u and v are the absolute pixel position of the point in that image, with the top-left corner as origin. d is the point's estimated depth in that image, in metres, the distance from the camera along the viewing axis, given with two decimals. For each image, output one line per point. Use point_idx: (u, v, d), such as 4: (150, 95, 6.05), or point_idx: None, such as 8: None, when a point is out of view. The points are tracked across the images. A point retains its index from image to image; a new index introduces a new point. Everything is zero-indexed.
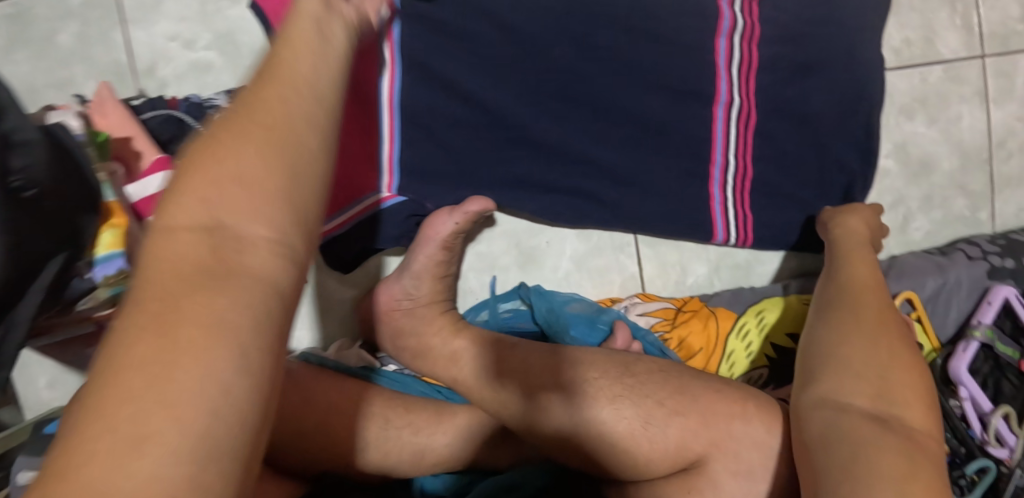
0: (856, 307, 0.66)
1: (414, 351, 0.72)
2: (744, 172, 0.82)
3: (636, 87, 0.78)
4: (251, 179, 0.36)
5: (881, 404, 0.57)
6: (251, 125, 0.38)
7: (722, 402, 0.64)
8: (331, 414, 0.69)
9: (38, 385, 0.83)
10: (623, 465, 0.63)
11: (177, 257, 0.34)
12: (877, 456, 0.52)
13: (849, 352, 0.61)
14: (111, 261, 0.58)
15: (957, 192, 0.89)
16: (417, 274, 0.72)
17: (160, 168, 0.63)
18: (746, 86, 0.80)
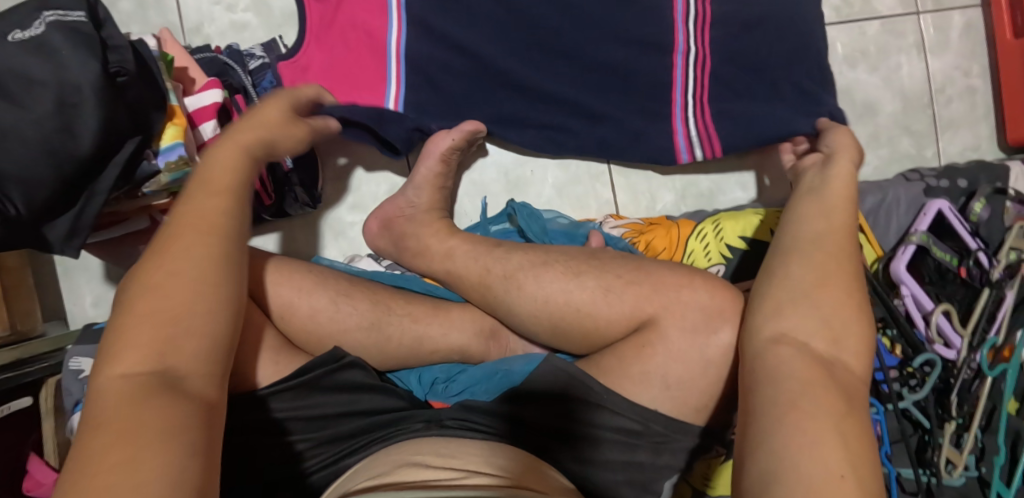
0: (828, 218, 0.69)
1: (414, 251, 0.85)
2: (703, 108, 0.91)
3: (604, 39, 0.91)
4: (177, 309, 0.53)
5: (834, 349, 0.60)
6: (164, 274, 0.54)
7: (672, 275, 0.77)
8: (341, 295, 0.82)
9: (83, 303, 0.95)
10: (588, 328, 0.77)
11: (126, 381, 0.49)
12: (802, 371, 0.58)
13: (817, 250, 0.65)
14: (172, 150, 0.72)
15: (903, 133, 1.00)
16: (419, 183, 0.86)
17: (214, 85, 0.78)
18: (702, 36, 0.91)
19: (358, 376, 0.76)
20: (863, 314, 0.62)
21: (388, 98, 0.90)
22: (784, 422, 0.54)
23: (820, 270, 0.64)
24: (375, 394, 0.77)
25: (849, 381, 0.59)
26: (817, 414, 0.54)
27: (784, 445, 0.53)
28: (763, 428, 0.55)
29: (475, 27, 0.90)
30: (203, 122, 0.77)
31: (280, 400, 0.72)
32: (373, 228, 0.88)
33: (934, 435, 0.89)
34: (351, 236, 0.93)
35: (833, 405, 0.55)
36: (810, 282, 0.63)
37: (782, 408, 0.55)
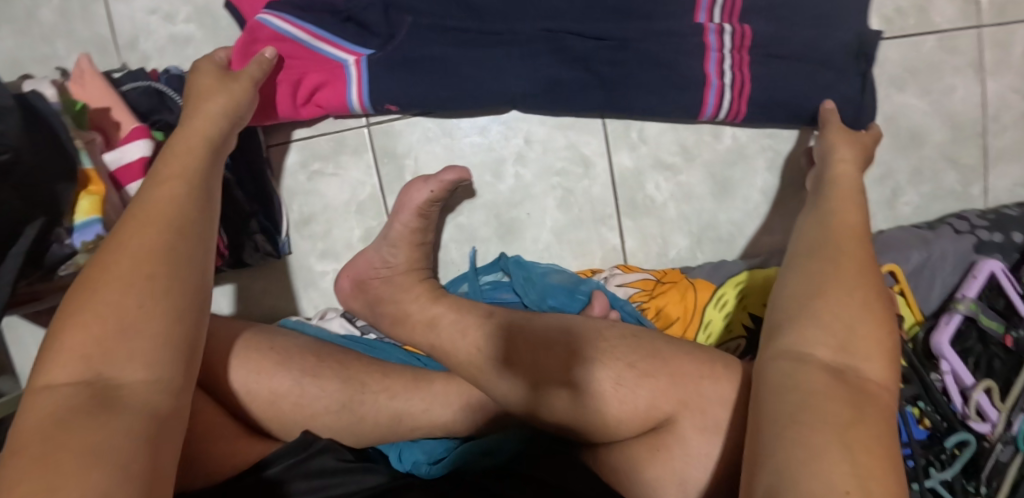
0: (835, 230, 0.60)
1: (393, 317, 0.74)
2: (742, 80, 0.73)
3: (628, 54, 0.73)
4: (113, 313, 0.45)
5: (842, 358, 0.50)
6: (98, 267, 0.47)
7: (692, 363, 0.65)
8: (306, 374, 0.70)
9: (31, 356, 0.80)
10: (598, 425, 0.64)
11: (55, 395, 0.42)
12: (804, 378, 0.49)
13: (827, 263, 0.56)
14: (89, 227, 0.60)
15: (948, 166, 0.88)
16: (394, 241, 0.74)
17: (139, 135, 0.65)
18: (740, 45, 0.73)
19: (330, 463, 0.64)
20: (884, 336, 0.53)
21: (351, 87, 0.72)
22: (801, 441, 0.45)
23: (819, 282, 0.55)
24: (349, 477, 0.64)
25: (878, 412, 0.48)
26: (833, 447, 0.44)
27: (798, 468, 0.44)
28: (771, 441, 0.46)
29: (438, 34, 0.73)
30: (129, 182, 0.65)
31: (265, 471, 0.62)
32: (344, 287, 0.76)
33: None
34: (323, 287, 0.81)
35: (846, 430, 0.46)
36: (810, 296, 0.54)
37: (781, 422, 0.46)
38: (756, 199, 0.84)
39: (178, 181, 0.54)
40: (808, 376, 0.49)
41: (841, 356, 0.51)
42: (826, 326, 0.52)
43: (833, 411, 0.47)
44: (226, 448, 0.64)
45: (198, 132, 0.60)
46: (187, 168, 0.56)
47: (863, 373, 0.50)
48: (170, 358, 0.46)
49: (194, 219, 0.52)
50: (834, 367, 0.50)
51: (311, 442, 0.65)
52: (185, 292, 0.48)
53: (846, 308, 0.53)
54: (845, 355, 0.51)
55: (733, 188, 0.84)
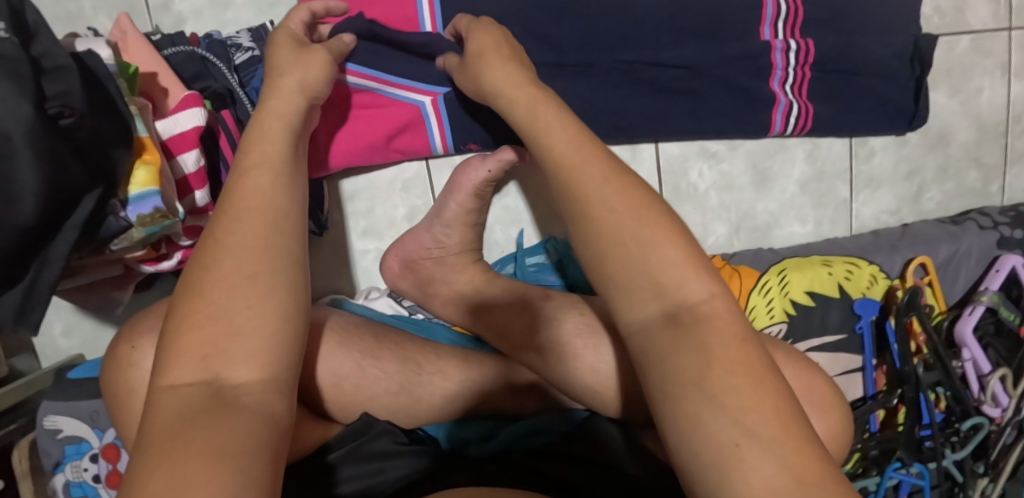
0: (570, 172, 0.52)
1: (444, 300, 0.73)
2: (803, 103, 0.77)
3: (705, 79, 0.74)
4: (226, 315, 0.45)
5: (664, 308, 0.46)
6: (204, 269, 0.47)
7: None
8: (368, 357, 0.68)
9: (52, 333, 0.76)
10: None
11: (178, 396, 0.42)
12: (648, 346, 0.45)
13: (586, 217, 0.50)
14: (146, 200, 0.56)
15: (971, 164, 0.91)
16: (448, 221, 0.70)
17: (192, 103, 0.60)
18: (804, 61, 0.75)
19: (389, 442, 0.64)
20: (691, 264, 0.47)
21: (432, 129, 0.71)
22: (699, 428, 0.41)
23: (603, 235, 0.49)
24: (408, 455, 0.64)
25: (728, 354, 0.43)
26: (718, 415, 0.41)
27: (712, 464, 0.40)
28: (670, 422, 0.43)
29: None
30: (181, 152, 0.60)
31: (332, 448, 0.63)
32: (393, 268, 0.74)
33: (965, 488, 0.86)
34: (365, 267, 0.80)
35: (722, 398, 0.41)
36: (606, 249, 0.48)
37: (671, 402, 0.43)
38: (791, 190, 0.87)
39: (268, 170, 0.53)
40: (663, 344, 0.44)
41: (666, 304, 0.46)
42: (632, 285, 0.47)
43: (702, 372, 0.42)
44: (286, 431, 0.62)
45: (273, 112, 0.57)
46: (273, 154, 0.55)
47: (689, 302, 0.46)
48: (282, 359, 0.46)
49: (290, 214, 0.52)
50: (663, 314, 0.46)
51: (373, 424, 0.65)
52: (289, 294, 0.48)
53: (615, 257, 0.48)
54: (665, 294, 0.46)
55: (771, 179, 0.86)
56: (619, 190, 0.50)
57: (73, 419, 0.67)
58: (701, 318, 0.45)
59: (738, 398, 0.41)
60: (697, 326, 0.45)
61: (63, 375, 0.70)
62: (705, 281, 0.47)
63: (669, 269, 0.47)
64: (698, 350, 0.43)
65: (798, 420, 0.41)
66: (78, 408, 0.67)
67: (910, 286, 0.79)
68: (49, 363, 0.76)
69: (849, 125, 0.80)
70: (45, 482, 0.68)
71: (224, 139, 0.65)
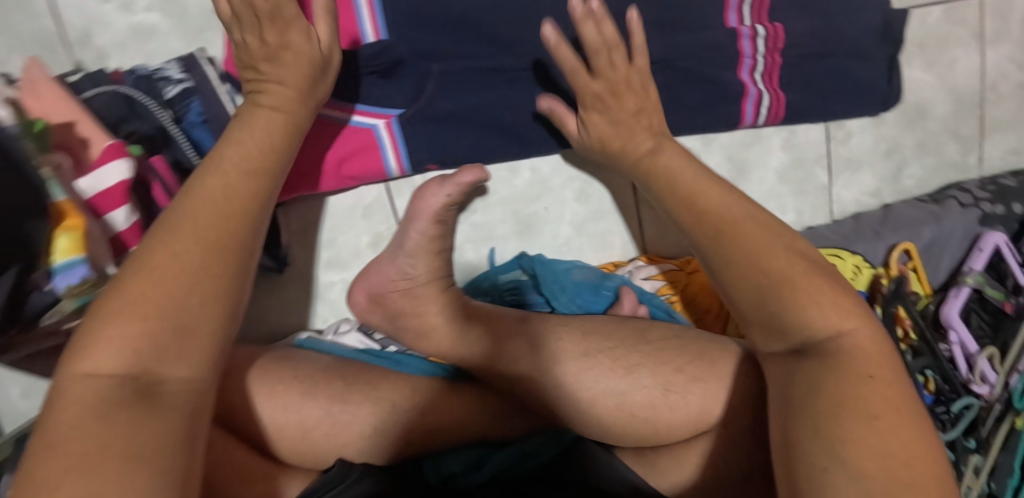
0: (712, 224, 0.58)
1: (416, 331, 0.70)
2: (774, 90, 0.74)
3: (672, 74, 0.71)
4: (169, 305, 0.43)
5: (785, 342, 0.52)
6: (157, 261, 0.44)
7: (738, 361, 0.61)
8: (337, 401, 0.65)
9: (4, 398, 0.71)
10: (642, 433, 0.62)
11: (101, 387, 0.40)
12: (814, 380, 0.49)
13: (714, 258, 0.57)
14: (73, 269, 0.51)
15: (950, 138, 0.89)
16: (412, 251, 0.67)
17: (115, 155, 0.56)
18: (773, 48, 0.72)
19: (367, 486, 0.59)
20: (833, 301, 0.52)
21: (384, 150, 0.66)
22: (798, 450, 0.47)
23: (772, 280, 0.53)
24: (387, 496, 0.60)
25: (861, 386, 0.48)
26: (838, 443, 0.46)
27: (807, 476, 0.45)
28: (806, 452, 0.46)
29: (464, 78, 0.66)
30: (110, 209, 0.56)
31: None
32: (360, 302, 0.71)
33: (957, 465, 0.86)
34: (332, 299, 0.76)
35: (828, 421, 0.47)
36: (766, 297, 0.53)
37: (820, 432, 0.46)
38: (770, 180, 0.84)
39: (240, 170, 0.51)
40: (822, 379, 0.49)
41: (791, 338, 0.52)
42: (774, 324, 0.53)
43: (826, 409, 0.47)
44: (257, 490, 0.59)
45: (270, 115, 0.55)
46: (255, 154, 0.52)
47: (818, 334, 0.51)
48: (211, 365, 0.44)
49: (253, 210, 0.50)
50: (794, 348, 0.51)
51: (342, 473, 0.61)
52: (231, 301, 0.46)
53: (734, 277, 0.55)
54: (791, 332, 0.52)
55: (749, 170, 0.83)
56: (757, 241, 0.56)
57: None
58: (832, 350, 0.50)
59: (877, 430, 0.46)
60: (829, 357, 0.50)
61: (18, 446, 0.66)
62: (837, 316, 0.51)
63: (796, 305, 0.52)
64: (846, 381, 0.48)
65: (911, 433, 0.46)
66: None
67: (895, 275, 0.78)
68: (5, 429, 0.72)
69: (821, 108, 0.77)
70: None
71: (160, 190, 0.60)
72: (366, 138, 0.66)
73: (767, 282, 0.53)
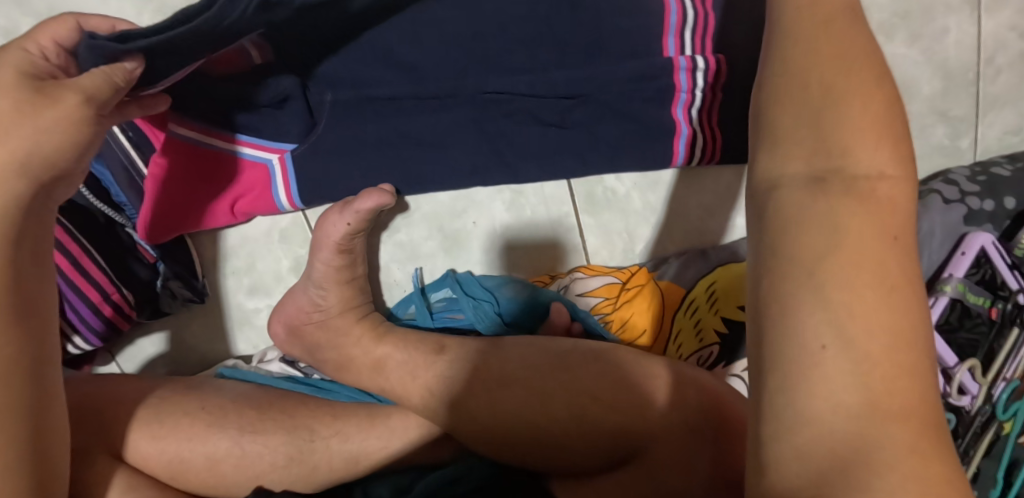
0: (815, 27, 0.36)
1: (336, 362, 0.67)
2: (711, 124, 0.69)
3: (590, 107, 0.67)
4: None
5: (830, 164, 0.33)
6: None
7: (663, 389, 0.57)
8: (246, 432, 0.63)
9: None
10: (558, 458, 0.58)
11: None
12: (811, 234, 0.33)
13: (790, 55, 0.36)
14: None
15: (937, 120, 0.80)
16: (320, 282, 0.65)
17: None
18: (714, 83, 0.66)
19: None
20: (891, 135, 0.33)
21: (278, 190, 0.66)
22: (789, 317, 0.32)
23: (820, 95, 0.34)
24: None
25: (869, 243, 0.32)
26: (863, 299, 0.31)
27: (791, 362, 0.32)
28: (798, 303, 0.32)
29: (362, 109, 0.65)
30: None
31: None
32: (279, 333, 0.68)
33: None
34: (259, 324, 0.75)
35: (836, 292, 0.31)
36: (808, 111, 0.34)
37: (818, 284, 0.32)
38: (728, 179, 0.75)
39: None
40: (815, 224, 0.33)
41: (820, 160, 0.33)
42: (796, 136, 0.34)
43: (862, 282, 0.31)
44: None
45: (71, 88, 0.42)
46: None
47: (857, 171, 0.33)
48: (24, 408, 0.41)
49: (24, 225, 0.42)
50: (813, 175, 0.33)
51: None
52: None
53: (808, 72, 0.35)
54: (832, 156, 0.33)
55: (703, 172, 0.75)
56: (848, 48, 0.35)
57: None
58: (867, 196, 0.33)
59: (883, 309, 0.31)
60: (859, 203, 0.32)
61: None
62: (890, 157, 0.33)
63: (851, 125, 0.33)
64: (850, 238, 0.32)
65: (919, 342, 0.32)
66: None
67: None
68: None
69: None
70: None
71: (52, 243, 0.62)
72: (260, 169, 0.65)
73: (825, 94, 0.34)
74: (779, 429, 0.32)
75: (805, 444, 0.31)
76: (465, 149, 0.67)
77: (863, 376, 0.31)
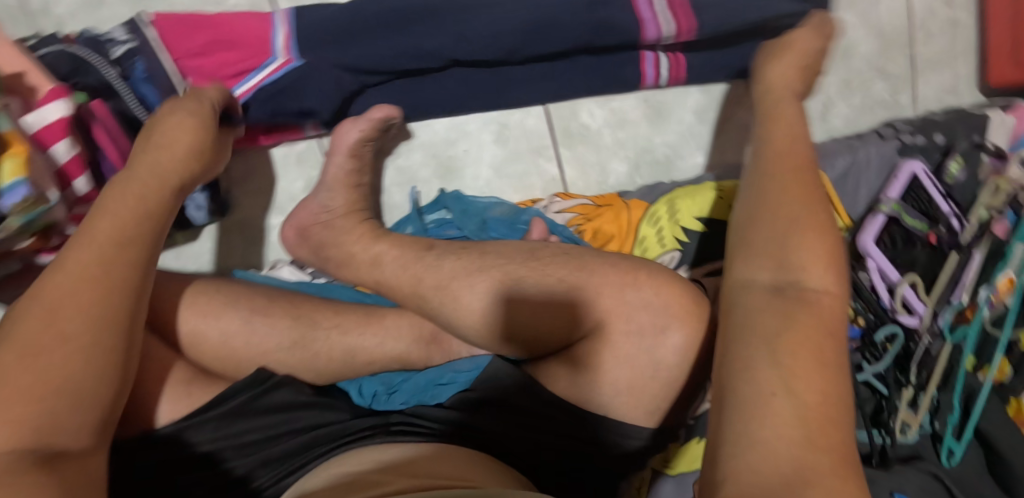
0: (780, 183, 0.51)
1: (338, 261, 0.75)
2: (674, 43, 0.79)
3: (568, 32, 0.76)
4: (62, 373, 0.48)
5: (784, 276, 0.46)
6: (56, 338, 0.49)
7: (615, 273, 0.63)
8: (256, 312, 0.70)
9: None
10: (527, 340, 0.65)
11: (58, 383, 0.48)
12: (765, 316, 0.44)
13: (769, 208, 0.49)
14: (16, 189, 0.61)
15: (878, 77, 0.90)
16: (331, 185, 0.75)
17: (57, 96, 0.65)
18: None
19: (291, 396, 0.68)
20: (830, 264, 0.47)
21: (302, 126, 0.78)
22: (748, 376, 0.42)
23: (767, 199, 0.50)
24: (307, 411, 0.68)
25: (811, 328, 0.43)
26: (802, 361, 0.42)
27: (745, 399, 0.41)
28: (750, 357, 0.43)
29: (362, 34, 0.73)
30: (53, 142, 0.65)
31: (200, 433, 0.63)
32: (291, 237, 0.77)
33: (892, 400, 0.86)
34: (272, 241, 0.84)
35: (784, 357, 0.42)
36: (774, 238, 0.47)
37: (767, 345, 0.43)
38: (689, 120, 0.87)
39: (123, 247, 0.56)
40: (771, 310, 0.44)
41: (781, 274, 0.46)
42: (762, 249, 0.47)
43: (805, 349, 0.42)
44: (183, 395, 0.64)
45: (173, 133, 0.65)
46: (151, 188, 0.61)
47: (807, 285, 0.45)
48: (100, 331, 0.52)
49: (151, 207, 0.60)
50: (773, 282, 0.46)
51: (236, 390, 0.65)
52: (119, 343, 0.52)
53: (775, 220, 0.48)
54: (788, 266, 0.46)
55: (667, 112, 0.86)
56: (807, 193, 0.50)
57: None
58: (812, 302, 0.45)
59: (816, 372, 0.42)
60: (804, 306, 0.44)
61: None
62: (831, 280, 0.46)
63: (801, 250, 0.46)
64: (790, 316, 0.44)
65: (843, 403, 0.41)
66: None
67: None
68: None
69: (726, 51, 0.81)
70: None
71: (96, 119, 0.69)
72: (261, 57, 0.74)
73: (784, 226, 0.47)
74: (735, 451, 0.40)
75: (754, 461, 0.39)
76: (460, 75, 0.78)
77: (801, 412, 0.40)
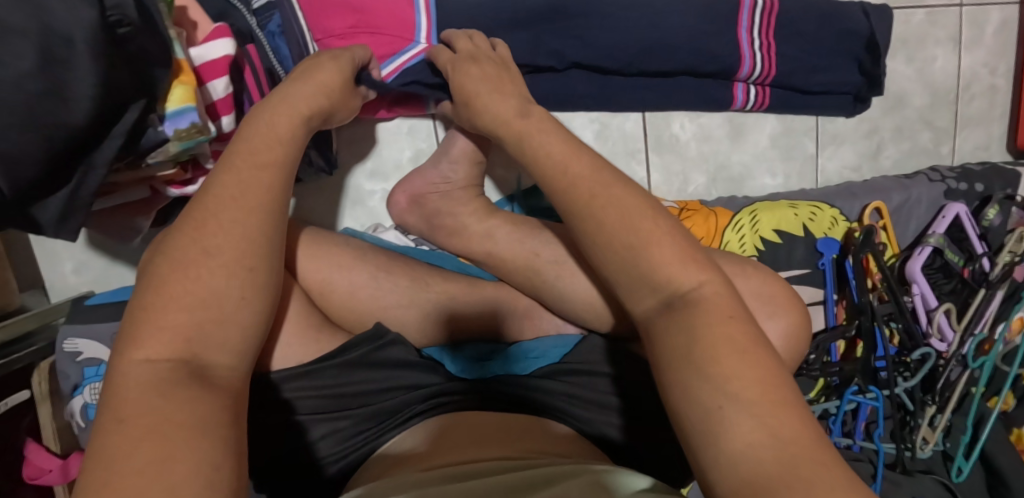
0: (577, 202, 0.55)
1: (449, 229, 0.80)
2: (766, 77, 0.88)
3: (681, 52, 0.83)
4: (214, 304, 0.48)
5: (670, 305, 0.50)
6: (202, 253, 0.50)
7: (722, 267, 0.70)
8: (380, 269, 0.74)
9: (63, 270, 0.85)
10: None
11: (148, 370, 0.45)
12: (704, 337, 0.48)
13: (584, 225, 0.55)
14: (183, 115, 0.64)
15: (925, 128, 1.00)
16: (455, 158, 0.79)
17: (221, 34, 0.68)
18: (767, 31, 0.86)
19: (402, 355, 0.68)
20: (687, 259, 0.52)
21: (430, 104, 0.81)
22: (690, 393, 0.46)
23: (585, 217, 0.54)
24: (415, 371, 0.69)
25: (733, 339, 0.48)
26: (713, 380, 0.46)
27: (706, 427, 0.45)
28: (690, 388, 0.47)
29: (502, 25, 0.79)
30: (211, 79, 0.68)
31: (321, 377, 0.66)
32: (401, 202, 0.83)
33: (916, 416, 0.95)
34: (372, 205, 0.88)
35: (721, 384, 0.45)
36: (641, 258, 0.52)
37: (700, 372, 0.47)
38: (763, 144, 0.95)
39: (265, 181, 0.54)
40: (676, 336, 0.49)
41: (657, 297, 0.51)
42: (625, 284, 0.52)
43: (725, 361, 0.46)
44: (312, 341, 0.66)
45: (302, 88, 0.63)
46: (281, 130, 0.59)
47: (687, 294, 0.50)
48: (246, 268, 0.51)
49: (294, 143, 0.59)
50: (661, 304, 0.51)
51: (353, 345, 0.67)
52: (270, 266, 0.53)
53: (630, 242, 0.53)
54: (659, 287, 0.51)
55: (746, 132, 0.94)
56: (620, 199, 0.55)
57: (90, 341, 0.77)
58: (695, 304, 0.50)
59: (744, 382, 0.45)
60: (699, 316, 0.49)
61: (82, 301, 0.80)
62: (700, 275, 0.51)
63: (657, 268, 0.51)
64: (690, 335, 0.48)
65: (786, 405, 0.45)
66: (93, 333, 0.77)
67: (865, 227, 0.89)
68: (57, 298, 0.86)
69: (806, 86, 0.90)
70: (62, 404, 0.78)
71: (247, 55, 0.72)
72: (404, 39, 0.77)
73: (633, 249, 0.52)
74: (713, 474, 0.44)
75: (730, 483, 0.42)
76: (579, 73, 0.83)
77: (758, 426, 0.43)
